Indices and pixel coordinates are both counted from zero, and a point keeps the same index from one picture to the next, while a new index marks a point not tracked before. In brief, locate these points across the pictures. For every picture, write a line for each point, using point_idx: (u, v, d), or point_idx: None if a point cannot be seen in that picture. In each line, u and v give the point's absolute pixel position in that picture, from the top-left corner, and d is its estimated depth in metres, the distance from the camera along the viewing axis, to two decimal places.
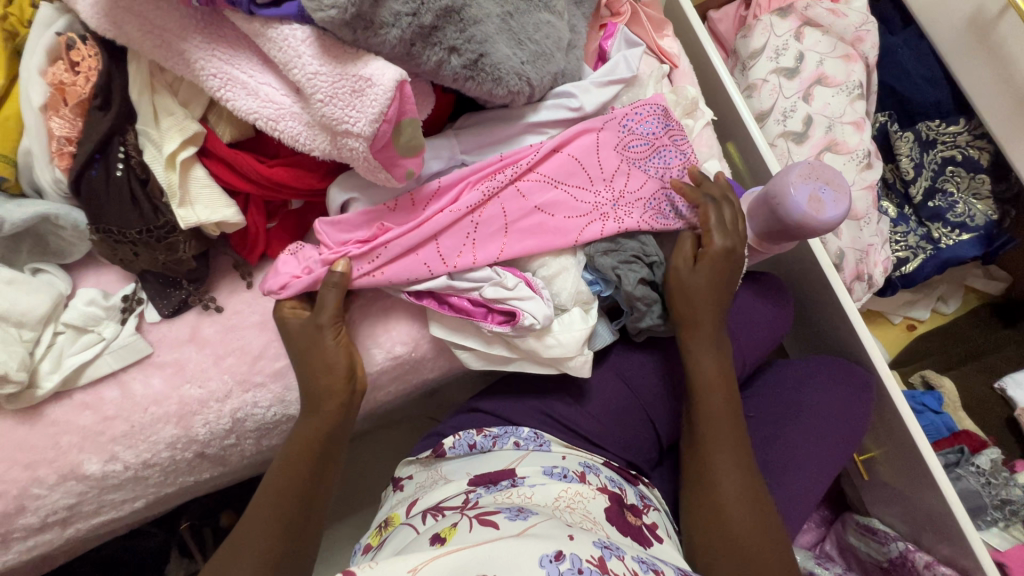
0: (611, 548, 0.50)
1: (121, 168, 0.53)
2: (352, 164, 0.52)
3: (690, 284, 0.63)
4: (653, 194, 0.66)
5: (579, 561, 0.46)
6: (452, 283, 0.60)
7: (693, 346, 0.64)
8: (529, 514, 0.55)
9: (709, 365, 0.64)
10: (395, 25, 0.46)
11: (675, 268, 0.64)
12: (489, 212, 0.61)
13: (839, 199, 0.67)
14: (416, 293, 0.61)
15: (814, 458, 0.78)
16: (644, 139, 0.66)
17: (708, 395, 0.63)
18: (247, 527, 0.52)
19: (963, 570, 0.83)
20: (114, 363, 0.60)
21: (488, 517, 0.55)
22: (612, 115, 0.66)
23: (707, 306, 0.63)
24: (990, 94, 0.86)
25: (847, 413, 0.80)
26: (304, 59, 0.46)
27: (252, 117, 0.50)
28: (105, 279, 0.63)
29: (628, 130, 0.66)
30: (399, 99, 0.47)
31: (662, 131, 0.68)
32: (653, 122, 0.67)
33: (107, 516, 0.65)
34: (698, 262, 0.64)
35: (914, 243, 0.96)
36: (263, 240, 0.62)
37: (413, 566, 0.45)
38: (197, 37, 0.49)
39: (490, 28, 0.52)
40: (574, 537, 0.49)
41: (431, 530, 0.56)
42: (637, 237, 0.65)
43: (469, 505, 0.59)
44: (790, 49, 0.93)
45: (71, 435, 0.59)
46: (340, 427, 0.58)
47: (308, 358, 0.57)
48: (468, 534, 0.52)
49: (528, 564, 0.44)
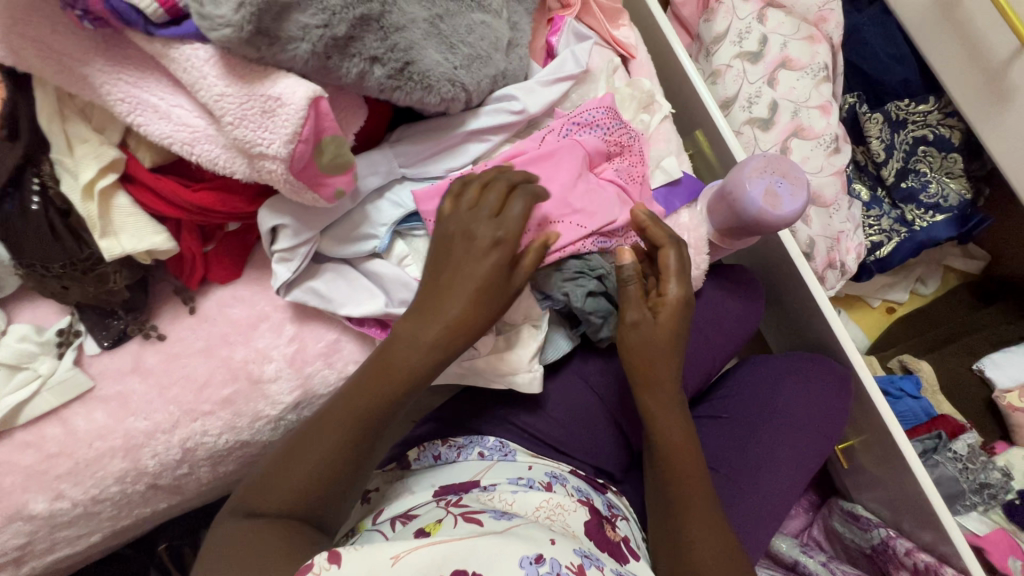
0: (590, 558, 0.49)
1: (37, 201, 0.51)
2: (276, 186, 0.50)
3: (659, 344, 0.60)
4: (601, 206, 0.62)
5: (558, 566, 0.45)
6: (388, 311, 0.58)
7: (656, 401, 0.61)
8: (513, 516, 0.54)
9: (672, 415, 0.61)
10: (305, 39, 0.43)
11: (635, 321, 0.60)
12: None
13: (797, 192, 0.65)
14: (355, 323, 0.60)
15: (790, 459, 0.77)
16: (585, 148, 0.64)
17: (678, 442, 0.61)
18: (322, 422, 0.51)
19: (942, 556, 0.82)
20: (53, 400, 0.58)
21: (472, 516, 0.54)
22: (555, 125, 0.65)
23: (658, 364, 0.61)
24: (961, 69, 0.83)
25: (832, 415, 0.80)
26: (209, 80, 0.43)
27: (167, 142, 0.47)
28: (40, 311, 0.61)
29: (568, 138, 0.64)
30: (315, 117, 0.44)
31: (605, 138, 0.66)
32: (593, 131, 0.65)
33: (63, 552, 0.64)
34: (659, 311, 0.61)
35: (888, 227, 0.94)
36: (201, 264, 0.60)
37: (394, 555, 0.43)
38: (99, 61, 0.46)
39: (415, 34, 0.50)
40: (556, 541, 0.48)
41: (409, 530, 0.54)
42: (584, 255, 0.62)
43: (453, 503, 0.57)
44: (753, 33, 0.89)
45: (14, 475, 0.57)
46: (431, 368, 0.52)
47: (472, 284, 0.51)
48: (453, 530, 0.51)
49: (508, 562, 0.44)
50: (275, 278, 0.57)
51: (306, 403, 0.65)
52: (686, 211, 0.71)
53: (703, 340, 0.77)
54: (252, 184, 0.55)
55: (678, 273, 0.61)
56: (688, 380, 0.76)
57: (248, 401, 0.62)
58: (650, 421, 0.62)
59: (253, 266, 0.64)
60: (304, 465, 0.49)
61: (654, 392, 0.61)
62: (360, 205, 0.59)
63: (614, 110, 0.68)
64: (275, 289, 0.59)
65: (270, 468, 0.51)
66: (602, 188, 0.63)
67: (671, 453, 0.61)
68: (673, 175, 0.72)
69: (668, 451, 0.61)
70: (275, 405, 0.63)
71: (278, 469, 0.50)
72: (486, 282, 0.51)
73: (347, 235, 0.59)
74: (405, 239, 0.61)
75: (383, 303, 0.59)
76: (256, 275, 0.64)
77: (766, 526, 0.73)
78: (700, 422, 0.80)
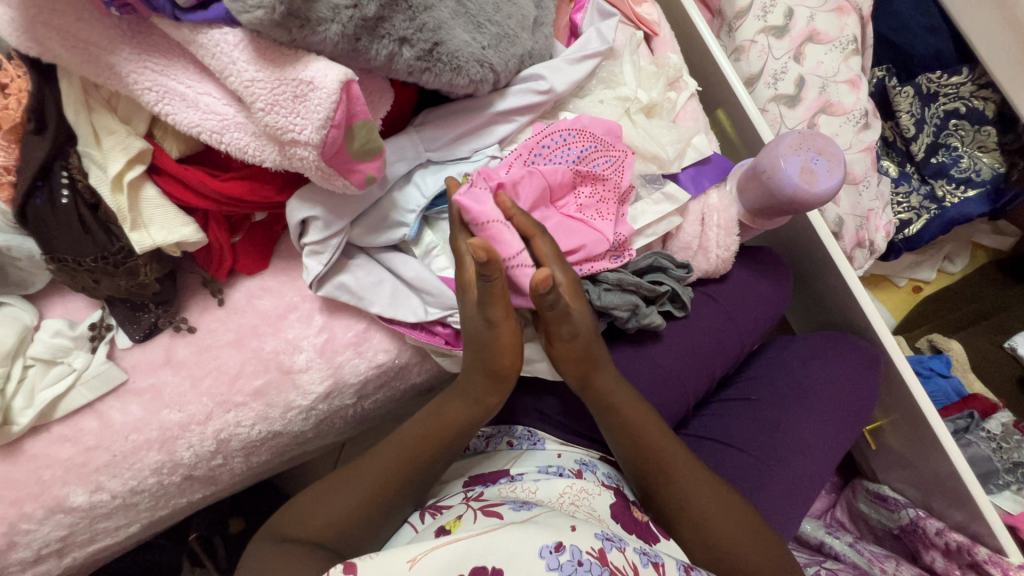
0: (613, 540, 0.48)
1: (67, 195, 0.50)
2: (305, 174, 0.49)
3: (582, 333, 0.58)
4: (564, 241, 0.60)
5: (579, 553, 0.44)
6: (426, 316, 0.60)
7: (602, 388, 0.61)
8: (534, 506, 0.54)
9: (625, 397, 0.61)
10: (335, 20, 0.42)
11: (573, 333, 0.57)
12: (497, 232, 0.53)
13: (833, 169, 0.63)
14: (386, 321, 0.61)
15: (833, 441, 0.77)
16: (549, 178, 0.59)
17: (634, 430, 0.60)
18: (371, 457, 0.56)
19: (976, 536, 0.79)
20: (89, 394, 0.58)
21: (493, 509, 0.53)
22: (520, 148, 0.61)
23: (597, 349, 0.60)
24: (997, 39, 0.80)
25: (863, 392, 0.79)
26: (240, 65, 0.42)
27: (195, 131, 0.47)
28: (72, 307, 0.61)
29: (532, 167, 0.60)
30: (347, 102, 0.44)
31: (576, 160, 0.61)
32: (564, 156, 0.61)
33: (103, 542, 0.65)
34: (574, 307, 0.56)
35: (918, 204, 0.92)
36: (229, 255, 0.60)
37: (411, 559, 0.43)
38: (125, 48, 0.45)
39: (444, 13, 0.49)
40: (576, 527, 0.48)
41: (433, 524, 0.54)
42: (599, 276, 0.64)
43: (473, 497, 0.57)
44: (778, 6, 0.86)
45: (54, 468, 0.57)
46: (470, 425, 0.59)
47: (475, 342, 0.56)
48: (472, 525, 0.50)
49: (526, 555, 0.43)
50: (307, 272, 0.57)
51: (337, 393, 0.64)
52: (715, 192, 0.70)
53: (732, 325, 0.76)
54: (280, 172, 0.54)
55: (557, 260, 0.56)
56: (717, 363, 0.75)
57: (280, 392, 0.61)
58: (604, 400, 0.61)
59: (279, 257, 0.63)
60: (347, 501, 0.52)
61: (593, 373, 0.61)
62: (388, 192, 0.59)
63: (590, 129, 0.63)
64: (307, 283, 0.58)
65: (304, 499, 0.54)
66: (558, 227, 0.60)
67: (630, 422, 0.60)
68: (704, 153, 0.71)
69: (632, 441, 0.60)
70: (306, 395, 0.62)
71: (314, 496, 0.53)
72: (473, 335, 0.56)
73: (377, 224, 0.59)
74: (433, 229, 0.62)
75: (421, 309, 0.60)
76: (284, 265, 0.63)
77: (796, 506, 0.72)
78: (722, 403, 0.80)
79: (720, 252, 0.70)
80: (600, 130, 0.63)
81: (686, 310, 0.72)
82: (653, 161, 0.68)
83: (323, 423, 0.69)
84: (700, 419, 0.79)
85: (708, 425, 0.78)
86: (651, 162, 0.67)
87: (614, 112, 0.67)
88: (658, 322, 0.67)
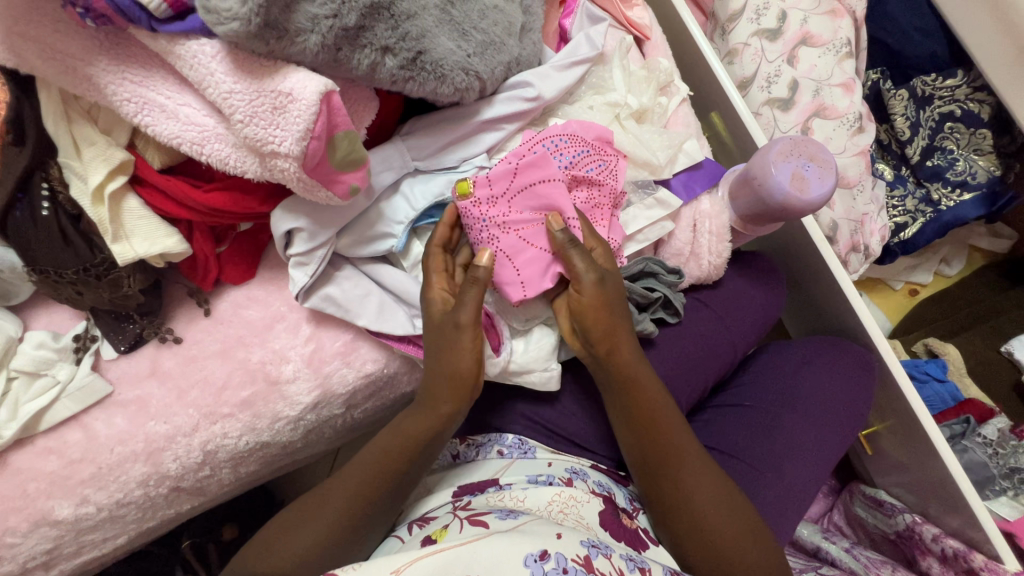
0: (598, 547, 0.47)
1: (47, 207, 0.50)
2: (287, 185, 0.48)
3: (609, 290, 0.58)
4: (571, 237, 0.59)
5: (564, 561, 0.44)
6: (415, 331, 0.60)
7: (622, 367, 0.59)
8: (520, 514, 0.53)
9: (639, 377, 0.60)
10: (315, 30, 0.41)
11: (597, 278, 0.57)
12: (558, 188, 0.58)
13: (824, 175, 0.63)
14: (374, 333, 0.61)
15: (821, 447, 0.75)
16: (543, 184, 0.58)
17: (646, 410, 0.59)
18: (338, 478, 0.55)
19: (972, 542, 0.79)
20: (73, 406, 0.57)
21: (478, 518, 0.52)
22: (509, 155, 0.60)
23: (620, 332, 0.59)
24: (991, 41, 0.79)
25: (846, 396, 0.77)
26: (218, 76, 0.42)
27: (176, 142, 0.46)
28: (57, 317, 0.61)
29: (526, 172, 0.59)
30: (327, 112, 0.43)
31: (570, 162, 0.60)
32: (557, 161, 0.60)
33: (89, 554, 0.64)
34: (605, 266, 0.59)
35: (913, 207, 0.91)
36: (214, 265, 0.59)
37: (396, 567, 0.42)
38: (103, 59, 0.44)
39: (428, 21, 0.48)
40: (562, 535, 0.47)
41: (420, 535, 0.53)
42: None
43: (460, 507, 0.56)
44: (772, 8, 0.86)
45: (38, 482, 0.56)
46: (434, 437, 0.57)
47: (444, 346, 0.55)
48: (458, 535, 0.50)
49: (511, 564, 0.43)
50: (293, 283, 0.56)
51: (325, 403, 0.64)
52: (708, 198, 0.69)
53: (724, 331, 0.75)
54: (263, 183, 0.54)
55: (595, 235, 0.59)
56: (709, 372, 0.74)
57: (267, 402, 0.61)
58: (622, 380, 0.60)
59: (266, 266, 0.63)
60: (316, 526, 0.52)
61: (614, 354, 0.59)
62: (375, 202, 0.58)
63: (581, 134, 0.62)
64: (294, 295, 0.58)
65: (276, 525, 0.54)
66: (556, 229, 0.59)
67: (645, 405, 0.59)
68: (695, 158, 0.70)
69: (641, 424, 0.59)
70: (294, 405, 0.62)
71: (284, 523, 0.53)
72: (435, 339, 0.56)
73: (365, 234, 0.59)
74: (421, 239, 0.61)
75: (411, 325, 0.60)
76: (271, 275, 0.63)
77: (788, 513, 0.72)
78: (719, 409, 0.79)
79: (712, 258, 0.69)
80: (591, 133, 0.62)
81: (679, 316, 0.72)
82: (645, 167, 0.67)
83: (312, 433, 0.69)
84: (695, 428, 0.79)
85: (705, 433, 0.77)
86: (642, 167, 0.67)
87: (604, 118, 0.67)
88: (650, 327, 0.67)
